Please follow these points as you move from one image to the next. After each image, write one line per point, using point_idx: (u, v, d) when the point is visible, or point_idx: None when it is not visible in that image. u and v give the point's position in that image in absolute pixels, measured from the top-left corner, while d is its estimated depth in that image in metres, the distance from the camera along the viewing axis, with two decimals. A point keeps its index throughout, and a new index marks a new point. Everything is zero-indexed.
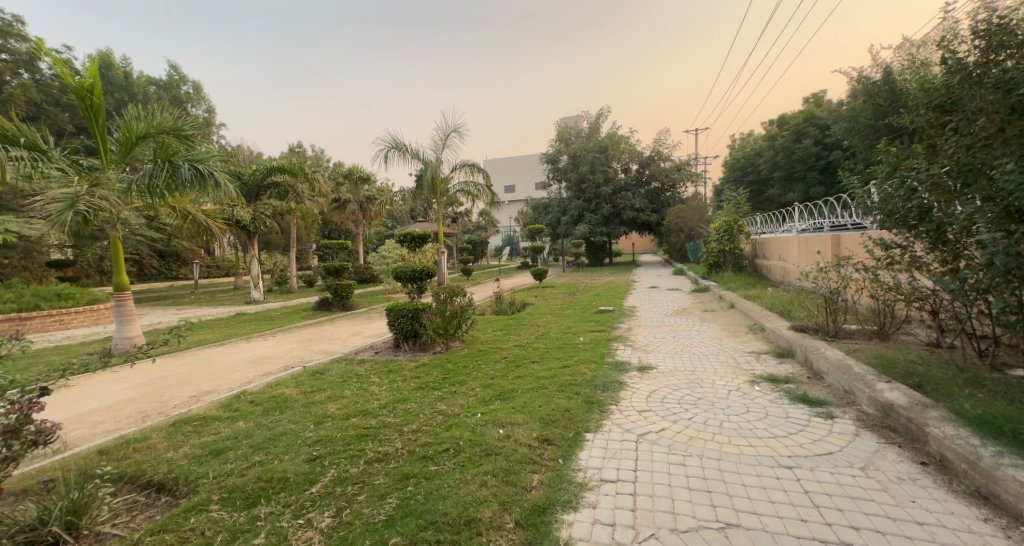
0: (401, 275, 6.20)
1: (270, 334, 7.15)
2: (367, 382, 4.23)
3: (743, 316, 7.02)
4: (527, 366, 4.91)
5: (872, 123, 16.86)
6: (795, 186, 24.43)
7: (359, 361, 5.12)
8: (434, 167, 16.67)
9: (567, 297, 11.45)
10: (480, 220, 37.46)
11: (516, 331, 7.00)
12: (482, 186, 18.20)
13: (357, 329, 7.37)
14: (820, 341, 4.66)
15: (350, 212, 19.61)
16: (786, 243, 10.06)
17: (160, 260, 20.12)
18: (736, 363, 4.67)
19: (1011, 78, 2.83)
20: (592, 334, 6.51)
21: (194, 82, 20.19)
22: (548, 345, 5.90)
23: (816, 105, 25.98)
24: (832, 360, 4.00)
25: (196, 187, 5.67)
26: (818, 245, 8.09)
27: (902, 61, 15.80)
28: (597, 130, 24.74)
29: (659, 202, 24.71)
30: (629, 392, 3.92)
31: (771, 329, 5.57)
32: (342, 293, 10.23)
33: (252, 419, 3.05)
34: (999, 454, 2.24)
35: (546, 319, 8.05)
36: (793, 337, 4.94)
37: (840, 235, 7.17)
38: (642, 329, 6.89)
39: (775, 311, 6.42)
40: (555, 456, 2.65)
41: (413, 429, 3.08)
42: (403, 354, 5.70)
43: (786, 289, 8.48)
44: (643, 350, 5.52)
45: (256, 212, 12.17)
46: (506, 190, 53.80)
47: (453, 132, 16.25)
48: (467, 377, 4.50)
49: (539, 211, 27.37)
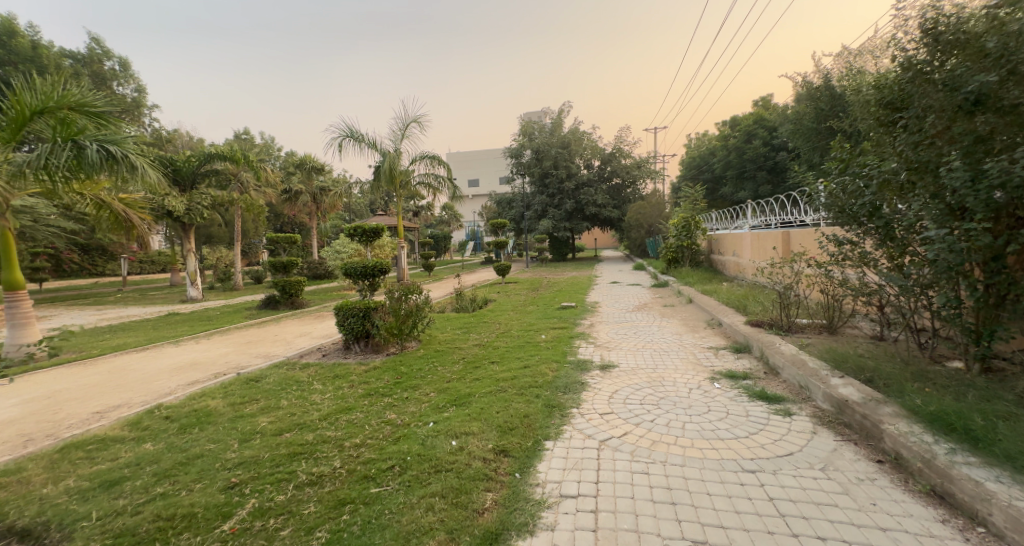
0: (350, 273, 5.77)
1: (207, 337, 6.56)
2: (309, 388, 3.87)
3: (701, 311, 7.10)
4: (486, 367, 4.68)
5: (814, 126, 17.79)
6: (745, 184, 25.48)
7: (303, 365, 4.71)
8: (392, 158, 16.07)
9: (529, 293, 11.31)
10: (443, 215, 36.75)
11: (475, 329, 6.75)
12: (443, 179, 17.72)
13: (306, 330, 6.89)
14: (775, 336, 4.68)
15: (302, 204, 18.63)
16: (739, 240, 10.36)
17: (83, 254, 18.34)
18: (696, 359, 4.63)
19: (958, 77, 2.81)
20: (553, 331, 6.36)
21: (119, 57, 18.96)
22: (509, 344, 5.69)
23: (764, 107, 27.23)
24: (788, 356, 3.99)
25: (106, 171, 5.01)
26: (770, 241, 8.32)
27: (842, 68, 16.69)
28: (560, 125, 24.73)
29: (620, 198, 25.05)
30: (590, 393, 3.75)
31: (728, 324, 5.61)
32: (291, 290, 9.63)
33: (162, 440, 2.66)
34: (951, 451, 2.14)
35: (508, 316, 7.84)
36: (749, 332, 4.96)
37: (791, 232, 7.38)
38: (604, 326, 6.80)
39: (731, 306, 6.50)
40: (511, 470, 2.43)
41: (355, 444, 2.78)
42: (354, 356, 5.32)
43: (741, 284, 8.68)
44: (605, 348, 5.41)
45: (191, 202, 11.16)
46: (470, 184, 53.25)
47: (413, 123, 15.72)
48: (421, 381, 4.21)
49: (501, 206, 27.13)
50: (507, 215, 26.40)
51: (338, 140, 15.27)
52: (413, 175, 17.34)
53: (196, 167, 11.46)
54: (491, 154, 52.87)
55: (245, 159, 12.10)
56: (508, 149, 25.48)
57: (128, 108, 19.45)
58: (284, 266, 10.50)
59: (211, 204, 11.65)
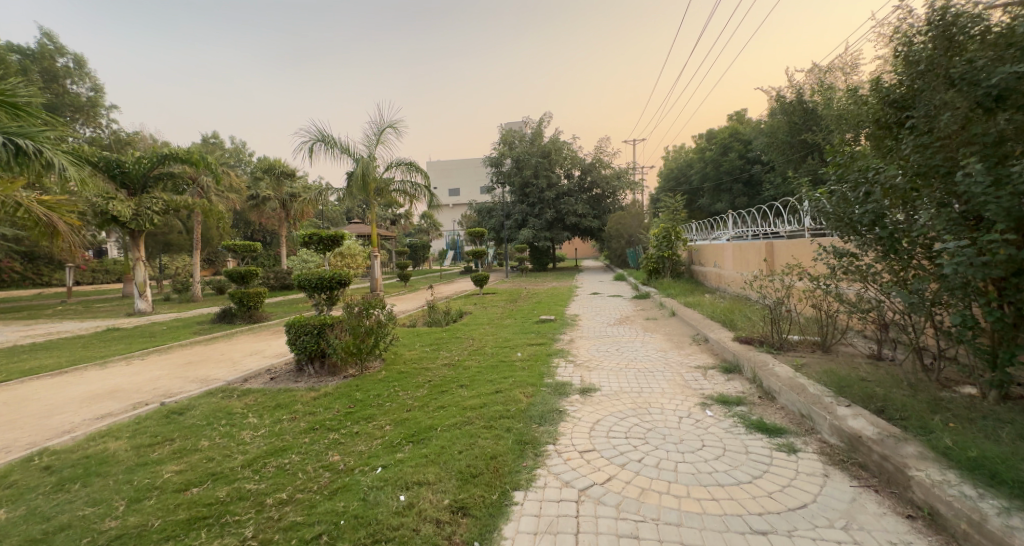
0: (304, 284, 5.17)
1: (143, 358, 5.89)
2: (241, 422, 3.32)
3: (685, 325, 6.77)
4: (453, 392, 4.18)
5: (788, 140, 18.04)
6: (722, 196, 25.74)
7: (242, 393, 4.13)
8: (365, 164, 15.47)
9: (507, 304, 10.87)
10: (422, 223, 36.12)
11: (446, 346, 6.24)
12: (419, 187, 17.18)
13: (258, 348, 6.26)
14: (766, 355, 4.33)
15: (271, 211, 17.83)
16: (721, 251, 10.15)
17: (24, 262, 17.23)
18: (683, 381, 4.24)
19: (977, 70, 2.50)
20: (530, 348, 5.90)
21: (74, 54, 18.13)
22: (482, 363, 5.20)
23: (740, 121, 27.72)
24: (784, 378, 3.61)
25: (16, 167, 4.59)
26: (754, 253, 8.08)
27: (814, 83, 16.98)
28: (541, 135, 24.55)
29: (600, 209, 24.92)
30: (568, 425, 3.29)
31: (715, 340, 5.26)
32: (250, 302, 8.96)
33: (25, 504, 2.15)
34: (1003, 511, 1.75)
35: (483, 331, 7.36)
36: (738, 350, 4.61)
37: (775, 243, 7.14)
38: (585, 341, 6.38)
39: (717, 320, 6.18)
40: (469, 539, 1.95)
41: (280, 501, 2.26)
42: (307, 380, 4.76)
43: (724, 296, 8.42)
44: (585, 367, 4.97)
45: (139, 207, 10.37)
46: (451, 193, 52.74)
47: (388, 128, 15.19)
48: (377, 411, 3.70)
49: (482, 215, 26.72)
50: (486, 224, 25.97)
51: (308, 145, 14.62)
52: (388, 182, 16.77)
53: (148, 170, 10.70)
54: (472, 163, 52.62)
55: (204, 162, 11.37)
56: (488, 158, 25.15)
57: (81, 107, 18.59)
58: (243, 277, 9.79)
59: (164, 209, 10.89)
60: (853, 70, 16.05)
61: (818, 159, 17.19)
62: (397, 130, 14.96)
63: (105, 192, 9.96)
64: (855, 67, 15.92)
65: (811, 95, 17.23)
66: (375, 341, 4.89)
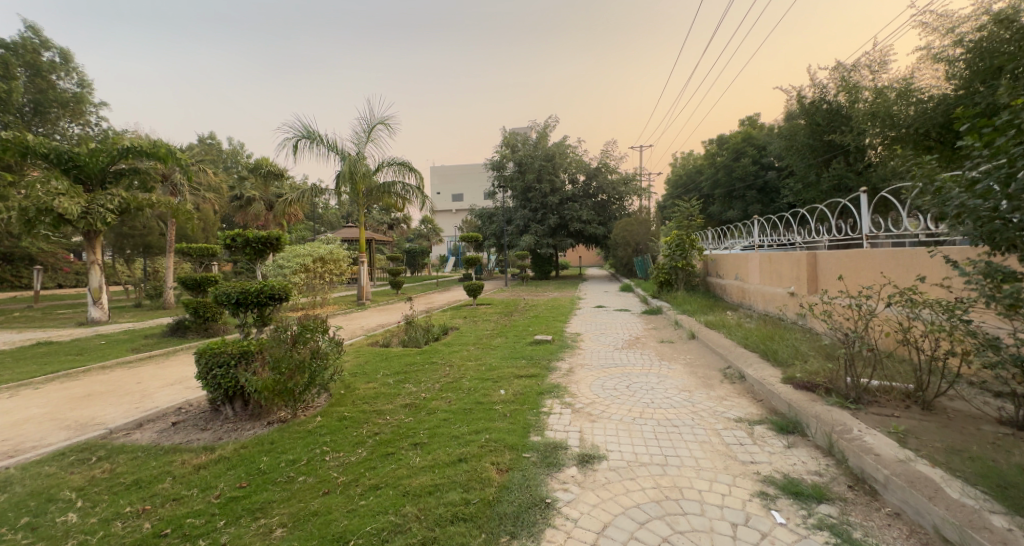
0: (221, 301, 3.90)
1: (38, 388, 4.73)
2: (50, 524, 2.17)
3: (709, 353, 5.60)
4: (402, 457, 3.00)
5: (810, 142, 16.79)
6: (734, 203, 24.50)
7: (109, 452, 2.97)
8: (353, 162, 14.37)
9: (501, 319, 9.69)
10: (422, 228, 35.10)
11: (416, 378, 5.06)
12: (413, 189, 16.09)
13: (185, 375, 5.08)
14: (838, 410, 3.12)
15: (256, 213, 16.81)
16: (745, 262, 8.93)
17: None
18: (725, 448, 3.05)
19: None
20: (518, 383, 4.70)
21: (59, 47, 17.30)
22: (453, 406, 4.02)
23: (752, 126, 26.55)
24: (887, 460, 2.39)
25: None
26: (788, 265, 6.86)
27: (838, 82, 15.77)
28: (545, 137, 23.45)
29: (606, 215, 23.71)
30: (558, 538, 2.11)
31: (758, 382, 4.05)
32: (204, 313, 7.83)
33: None
34: None
35: (465, 355, 6.18)
36: (797, 402, 3.39)
37: (819, 255, 5.91)
38: (588, 372, 5.17)
39: (753, 350, 4.97)
40: None
41: None
42: (219, 428, 3.55)
43: (752, 317, 7.20)
44: (588, 416, 3.77)
45: (92, 204, 9.40)
46: (454, 198, 51.81)
47: (379, 125, 14.16)
48: (279, 493, 2.52)
49: (482, 220, 25.59)
50: (487, 230, 24.83)
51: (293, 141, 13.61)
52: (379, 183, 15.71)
53: (108, 165, 9.71)
54: (476, 169, 51.75)
55: (172, 157, 10.35)
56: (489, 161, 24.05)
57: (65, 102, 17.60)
58: (200, 285, 8.67)
59: (123, 208, 9.90)
60: (881, 68, 14.89)
61: (842, 164, 16.00)
62: (389, 127, 13.91)
63: (54, 188, 8.98)
64: (883, 64, 14.74)
65: (834, 95, 16.05)
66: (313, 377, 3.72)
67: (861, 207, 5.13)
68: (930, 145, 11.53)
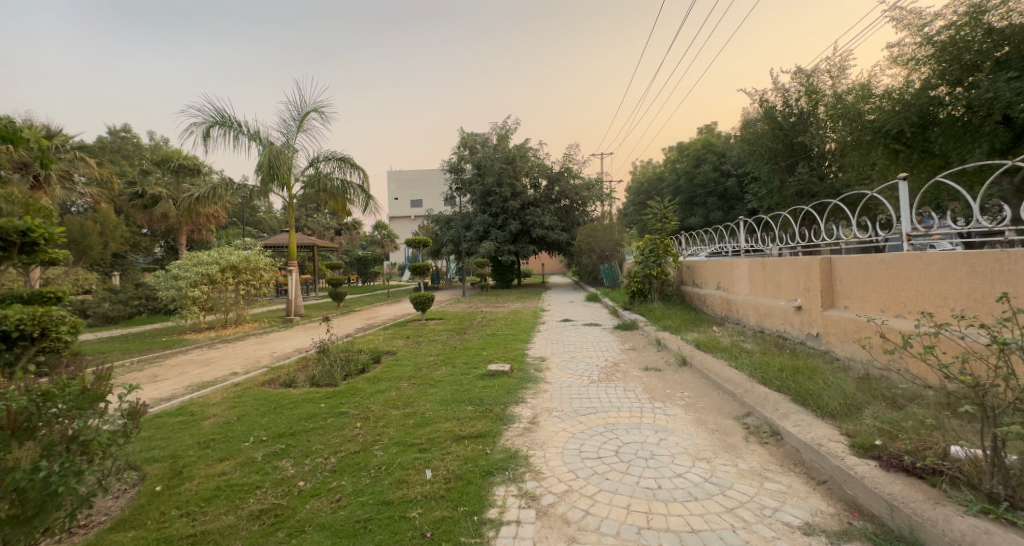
0: None
1: None
2: None
3: (712, 390, 4.27)
4: None
5: (772, 146, 15.88)
6: (695, 210, 24.05)
7: None
8: (272, 152, 11.92)
9: (451, 338, 8.12)
10: (376, 234, 32.88)
11: (303, 446, 3.37)
12: (355, 188, 14.20)
13: None
14: (997, 530, 1.78)
15: (165, 214, 14.38)
16: (729, 269, 7.84)
17: None
18: None
19: None
20: (456, 452, 3.15)
21: None
22: (339, 515, 2.41)
23: (711, 134, 26.33)
24: None
25: None
26: (790, 274, 5.72)
27: (800, 85, 15.36)
28: (504, 139, 22.13)
29: (569, 221, 22.59)
30: None
31: (814, 451, 2.68)
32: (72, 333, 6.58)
33: None
34: None
35: (391, 400, 4.54)
36: (910, 504, 2.01)
37: (838, 261, 4.76)
38: (558, 428, 3.69)
39: (777, 389, 3.66)
40: None
41: None
42: None
43: (748, 338, 6.00)
44: (563, 531, 2.26)
45: None
46: (412, 204, 49.62)
47: (312, 113, 12.23)
48: None
49: (439, 226, 23.86)
50: (442, 236, 23.03)
51: (201, 128, 11.55)
52: (317, 182, 13.77)
53: None
54: (436, 174, 49.91)
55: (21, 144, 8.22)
56: (445, 163, 22.40)
57: None
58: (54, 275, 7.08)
59: None
60: (842, 73, 14.61)
61: (806, 168, 15.52)
62: (322, 115, 12.01)
63: None
64: (844, 69, 14.47)
65: (795, 100, 15.52)
66: (53, 502, 1.87)
67: (903, 200, 3.93)
68: (898, 149, 10.88)
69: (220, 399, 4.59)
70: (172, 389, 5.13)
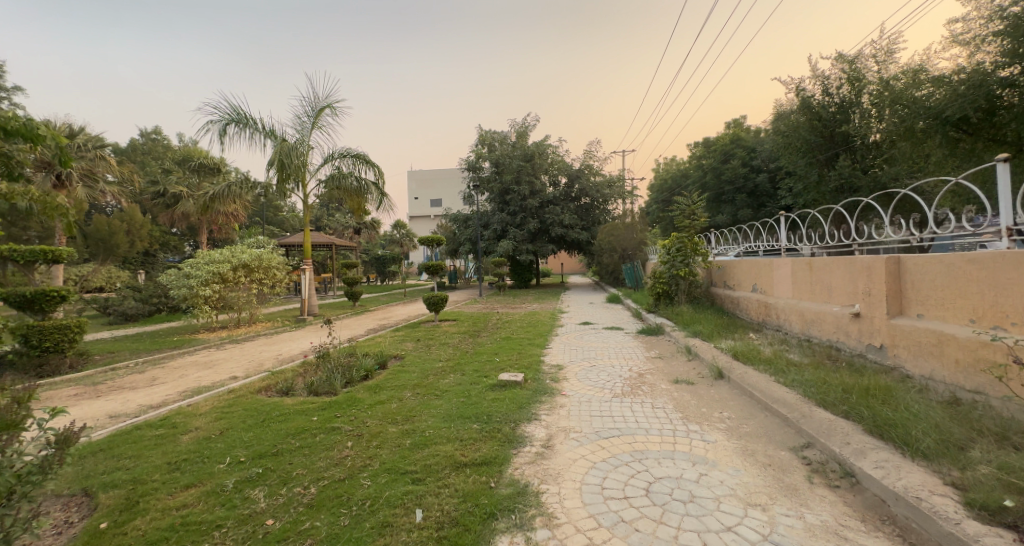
0: None
1: None
2: None
3: (758, 411, 3.65)
4: None
5: (809, 139, 14.94)
6: (723, 208, 23.00)
7: None
8: (284, 151, 11.61)
9: (465, 342, 7.67)
10: (395, 233, 32.86)
11: (284, 471, 2.93)
12: (371, 186, 13.96)
13: None
14: None
15: (184, 212, 14.45)
16: (767, 270, 7.13)
17: None
18: None
19: None
20: (455, 487, 2.66)
21: None
22: None
23: (740, 128, 25.16)
24: None
25: None
26: (844, 276, 5.01)
27: (842, 72, 14.29)
28: (524, 136, 21.61)
29: (590, 219, 21.90)
30: None
31: (910, 509, 2.07)
32: (79, 331, 6.40)
33: None
34: None
35: (391, 414, 4.08)
36: None
37: (909, 261, 4.07)
38: (577, 455, 3.15)
39: (845, 415, 3.03)
40: None
41: None
42: None
43: (794, 348, 5.31)
44: None
45: None
46: (432, 204, 49.68)
47: (328, 109, 11.96)
48: None
49: (457, 225, 23.50)
50: (460, 236, 22.65)
51: (217, 126, 11.41)
52: (332, 179, 13.51)
53: None
54: (456, 174, 49.83)
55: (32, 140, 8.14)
56: (464, 161, 22.02)
57: None
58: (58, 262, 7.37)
59: None
60: (889, 58, 13.51)
61: (848, 162, 14.45)
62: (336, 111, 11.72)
63: None
64: (892, 53, 13.37)
65: (837, 89, 14.50)
66: None
67: (1003, 185, 3.25)
68: (959, 137, 9.99)
69: (209, 407, 4.22)
70: (164, 395, 4.80)
